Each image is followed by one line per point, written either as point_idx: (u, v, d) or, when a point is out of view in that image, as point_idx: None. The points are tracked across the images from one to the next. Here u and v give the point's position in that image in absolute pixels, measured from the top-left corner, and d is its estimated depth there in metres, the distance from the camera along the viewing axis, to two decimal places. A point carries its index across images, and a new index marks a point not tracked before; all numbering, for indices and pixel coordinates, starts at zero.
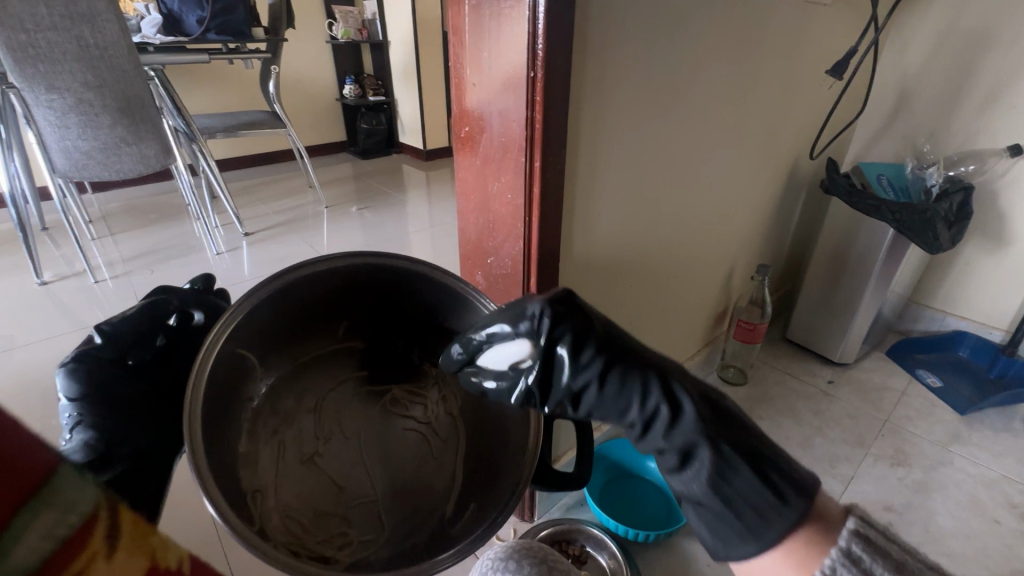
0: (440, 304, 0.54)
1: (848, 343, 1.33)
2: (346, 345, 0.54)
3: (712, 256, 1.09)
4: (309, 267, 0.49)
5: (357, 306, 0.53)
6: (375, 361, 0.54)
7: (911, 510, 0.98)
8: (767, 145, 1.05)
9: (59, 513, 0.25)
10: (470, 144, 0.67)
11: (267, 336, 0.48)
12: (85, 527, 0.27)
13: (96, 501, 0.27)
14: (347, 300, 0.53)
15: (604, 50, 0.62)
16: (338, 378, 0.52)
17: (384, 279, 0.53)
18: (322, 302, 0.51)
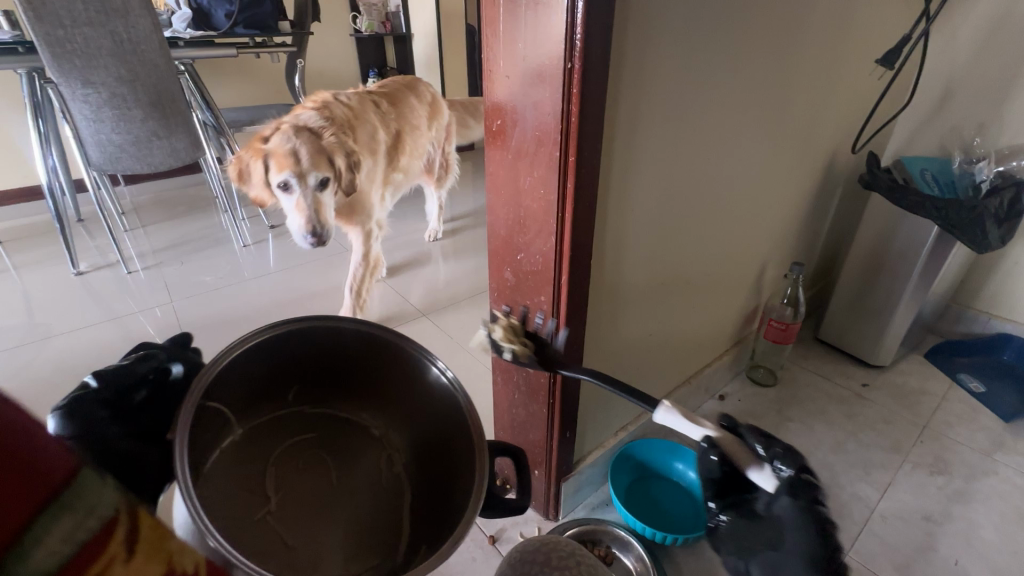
0: (409, 366, 0.55)
1: (884, 345, 1.28)
2: (295, 408, 0.55)
3: (745, 254, 1.06)
4: (274, 328, 0.50)
5: (325, 367, 0.55)
6: (326, 424, 0.55)
7: (951, 519, 0.94)
8: (805, 139, 1.01)
9: (75, 515, 0.23)
10: (501, 138, 0.66)
11: (240, 393, 0.49)
12: (96, 537, 0.23)
13: (112, 506, 0.24)
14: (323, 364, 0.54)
15: (644, 42, 0.60)
16: (291, 435, 0.53)
17: (331, 342, 0.54)
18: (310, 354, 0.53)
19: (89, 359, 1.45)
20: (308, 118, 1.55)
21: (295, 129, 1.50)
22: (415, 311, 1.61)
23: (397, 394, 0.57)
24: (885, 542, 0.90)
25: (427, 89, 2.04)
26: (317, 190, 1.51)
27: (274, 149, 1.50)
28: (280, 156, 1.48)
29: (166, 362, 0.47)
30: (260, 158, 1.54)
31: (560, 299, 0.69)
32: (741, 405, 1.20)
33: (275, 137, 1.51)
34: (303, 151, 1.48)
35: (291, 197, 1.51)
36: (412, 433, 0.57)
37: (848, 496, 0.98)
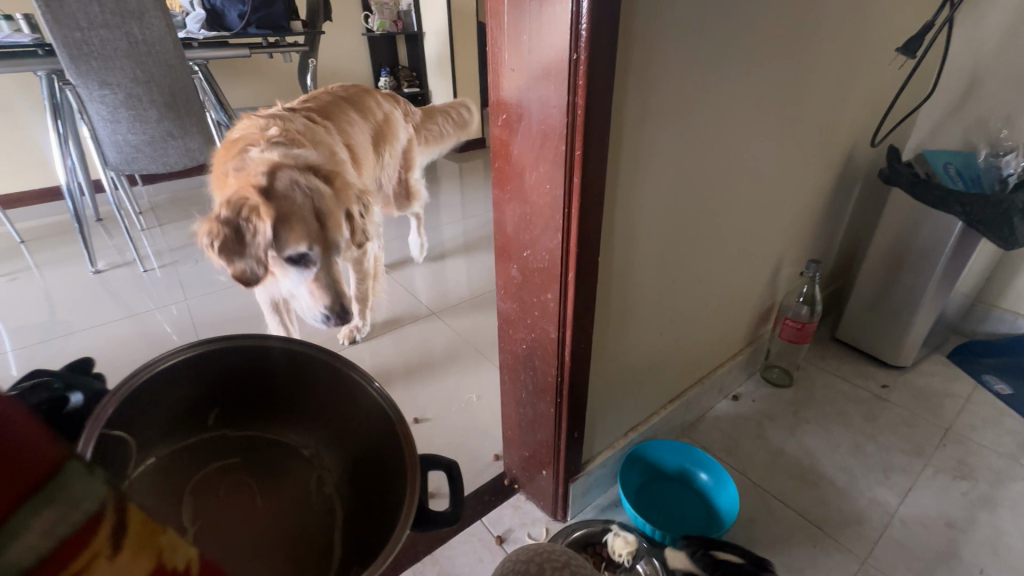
0: (331, 381, 0.65)
1: (905, 345, 1.24)
2: (217, 431, 0.67)
3: (759, 251, 1.03)
4: (185, 352, 0.60)
5: (236, 395, 0.66)
6: (253, 443, 0.68)
7: (975, 526, 0.90)
8: (821, 133, 0.98)
9: (57, 511, 0.21)
10: (506, 134, 0.65)
11: (163, 415, 0.61)
12: (87, 528, 0.23)
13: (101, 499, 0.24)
14: (235, 391, 0.66)
15: (651, 32, 0.58)
16: (220, 457, 0.66)
17: (248, 362, 0.65)
18: (222, 381, 0.65)
19: (105, 357, 1.47)
20: (306, 165, 1.21)
21: (307, 185, 1.16)
22: (425, 309, 1.61)
23: (312, 412, 0.68)
24: (906, 549, 0.87)
25: (364, 100, 1.71)
26: (337, 259, 1.24)
27: (290, 217, 1.12)
28: (300, 227, 1.14)
29: (63, 393, 0.69)
30: (261, 225, 1.12)
31: (566, 297, 0.68)
32: (756, 406, 1.17)
33: (279, 196, 1.12)
34: (326, 201, 1.19)
35: (307, 274, 1.19)
36: (326, 444, 0.68)
37: (866, 501, 0.95)
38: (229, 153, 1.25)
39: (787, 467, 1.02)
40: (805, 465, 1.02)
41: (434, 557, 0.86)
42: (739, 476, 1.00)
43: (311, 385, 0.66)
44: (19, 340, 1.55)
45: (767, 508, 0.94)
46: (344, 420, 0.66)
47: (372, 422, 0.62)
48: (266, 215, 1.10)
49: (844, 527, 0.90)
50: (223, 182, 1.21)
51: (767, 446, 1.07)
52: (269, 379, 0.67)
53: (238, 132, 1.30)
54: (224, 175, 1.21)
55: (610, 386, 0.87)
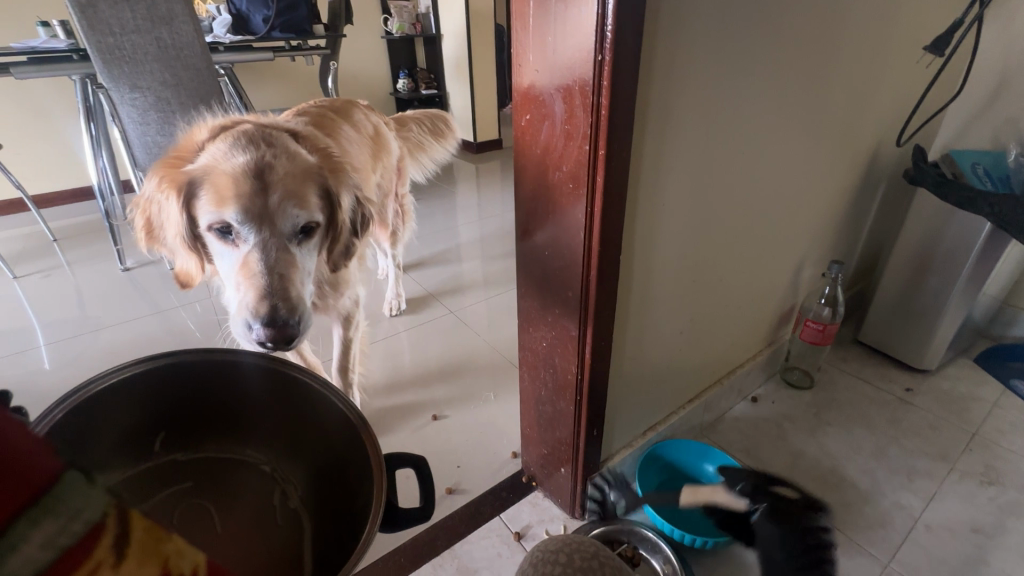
0: (275, 391, 0.67)
1: (931, 348, 1.22)
2: (165, 456, 0.70)
3: (780, 252, 1.03)
4: (122, 373, 0.60)
5: (181, 419, 0.69)
6: (206, 463, 0.72)
7: (1004, 533, 0.89)
8: (846, 132, 0.97)
9: (63, 520, 0.24)
10: (530, 133, 0.66)
11: (108, 442, 0.62)
12: (88, 537, 0.25)
13: (103, 509, 0.26)
14: (181, 410, 0.68)
15: (675, 34, 0.59)
16: (173, 481, 0.70)
17: (188, 380, 0.66)
18: (166, 402, 0.66)
19: (134, 352, 1.52)
20: (262, 125, 1.07)
21: (247, 138, 0.99)
22: (443, 308, 1.62)
23: (261, 427, 0.72)
24: (931, 554, 0.86)
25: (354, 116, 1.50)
26: (290, 243, 0.95)
27: (216, 170, 0.94)
28: (223, 174, 0.93)
29: None
30: (179, 197, 0.98)
31: (588, 295, 0.68)
32: (775, 408, 1.16)
33: (208, 160, 0.97)
34: (274, 164, 0.96)
35: (237, 254, 0.92)
36: (283, 458, 0.73)
37: (890, 505, 0.94)
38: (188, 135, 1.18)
39: (808, 469, 1.01)
40: (826, 467, 1.01)
41: (452, 552, 0.87)
42: None
43: (262, 400, 0.69)
44: (51, 335, 1.61)
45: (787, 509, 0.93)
46: (300, 432, 0.69)
47: (327, 428, 0.65)
48: (177, 187, 0.98)
49: (866, 531, 0.89)
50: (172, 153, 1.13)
51: (787, 448, 1.06)
52: (215, 396, 0.69)
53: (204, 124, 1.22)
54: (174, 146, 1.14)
55: (629, 384, 0.88)
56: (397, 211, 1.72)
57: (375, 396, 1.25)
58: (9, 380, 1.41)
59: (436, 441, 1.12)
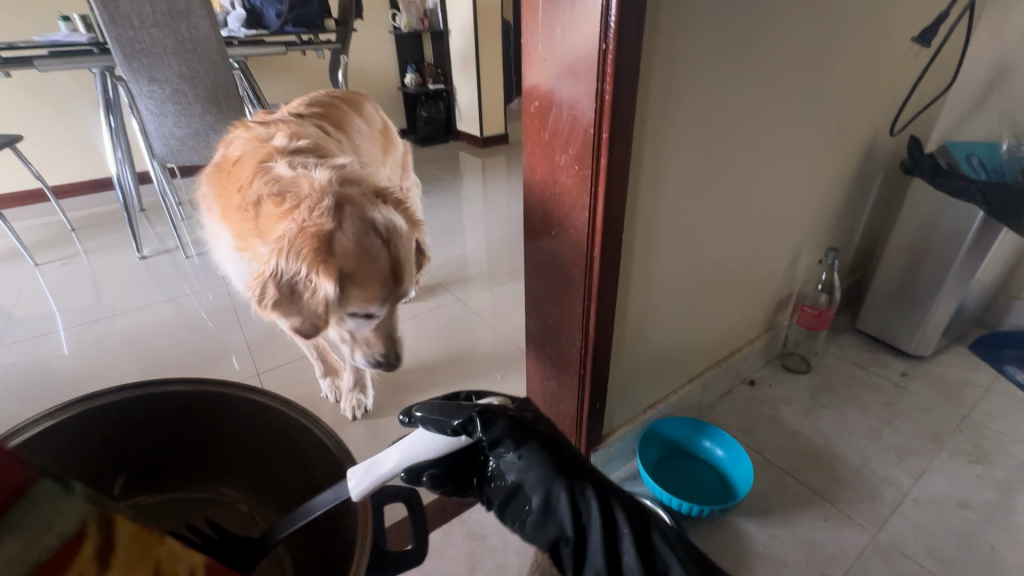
0: (247, 421, 0.72)
1: (924, 334, 1.26)
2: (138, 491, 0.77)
3: (778, 238, 1.07)
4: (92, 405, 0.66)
5: (155, 454, 0.75)
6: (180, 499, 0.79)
7: (990, 508, 0.92)
8: (842, 122, 1.01)
9: (33, 534, 0.30)
10: (538, 119, 0.70)
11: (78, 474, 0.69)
12: (73, 538, 0.33)
13: (82, 515, 0.33)
14: (155, 443, 0.74)
15: (675, 23, 0.63)
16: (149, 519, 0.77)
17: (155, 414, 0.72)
18: (131, 434, 0.72)
19: (151, 336, 1.57)
20: (367, 195, 1.02)
21: (376, 223, 0.97)
22: (451, 295, 1.67)
23: (233, 462, 0.78)
24: (918, 526, 0.90)
25: (367, 109, 1.55)
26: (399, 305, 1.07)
27: (363, 266, 0.93)
28: (376, 271, 0.94)
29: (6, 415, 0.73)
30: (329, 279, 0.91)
31: (592, 273, 0.73)
32: (772, 390, 1.20)
33: (347, 241, 0.93)
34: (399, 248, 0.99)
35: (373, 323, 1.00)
36: (257, 494, 0.79)
37: (879, 481, 0.98)
38: (248, 183, 1.02)
39: (801, 447, 1.05)
40: (820, 446, 1.05)
41: (462, 519, 0.92)
42: (754, 454, 1.04)
43: (229, 429, 0.74)
44: (72, 320, 1.67)
45: (782, 484, 0.97)
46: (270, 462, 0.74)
47: (298, 452, 0.69)
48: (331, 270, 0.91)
49: (856, 504, 0.93)
50: (254, 213, 0.99)
51: (782, 427, 1.10)
52: (181, 427, 0.74)
53: (252, 165, 1.05)
54: (251, 202, 0.99)
55: (631, 362, 0.92)
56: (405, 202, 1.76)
57: (385, 378, 1.30)
58: (31, 362, 1.47)
59: None
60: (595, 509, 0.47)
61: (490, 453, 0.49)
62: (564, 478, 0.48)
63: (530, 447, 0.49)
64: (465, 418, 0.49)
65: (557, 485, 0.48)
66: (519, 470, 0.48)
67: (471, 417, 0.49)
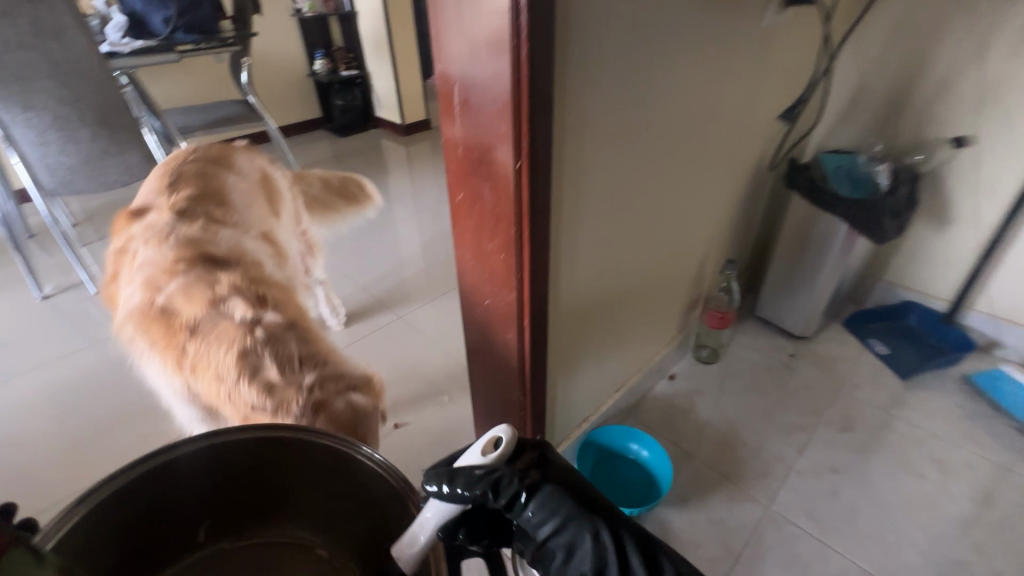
0: (328, 458, 0.54)
1: (807, 319, 1.48)
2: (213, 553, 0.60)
3: (684, 260, 1.20)
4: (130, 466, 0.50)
5: (225, 507, 0.58)
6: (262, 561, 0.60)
7: (853, 470, 1.15)
8: (734, 154, 1.14)
9: None
10: (463, 209, 0.75)
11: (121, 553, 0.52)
12: None
13: None
14: (213, 494, 0.57)
15: (582, 126, 0.71)
16: None
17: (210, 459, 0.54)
18: (168, 508, 0.54)
19: (73, 390, 1.49)
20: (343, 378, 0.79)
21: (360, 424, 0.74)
22: (390, 313, 1.70)
23: (319, 502, 0.58)
24: (800, 493, 1.11)
25: (235, 161, 1.25)
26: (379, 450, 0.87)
27: None
28: None
29: None
30: None
31: (524, 338, 0.82)
32: (688, 383, 1.38)
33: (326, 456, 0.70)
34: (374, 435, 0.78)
35: None
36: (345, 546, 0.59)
37: (773, 458, 1.18)
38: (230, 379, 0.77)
39: (712, 435, 1.23)
40: (727, 432, 1.24)
41: None
42: (673, 447, 1.21)
43: (288, 478, 0.57)
44: None
45: (696, 473, 1.15)
46: (344, 516, 0.58)
47: (377, 495, 0.52)
48: None
49: (754, 482, 1.13)
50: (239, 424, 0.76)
51: (697, 418, 1.28)
52: (227, 486, 0.57)
53: (227, 354, 0.78)
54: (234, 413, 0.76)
55: (563, 391, 1.04)
56: (304, 247, 1.47)
57: None
58: None
59: (400, 451, 1.24)
60: (609, 547, 0.46)
61: (509, 514, 0.47)
62: (572, 514, 0.47)
63: (544, 493, 0.48)
64: (474, 479, 0.47)
65: (575, 527, 0.47)
66: (541, 518, 0.47)
67: (480, 478, 0.47)
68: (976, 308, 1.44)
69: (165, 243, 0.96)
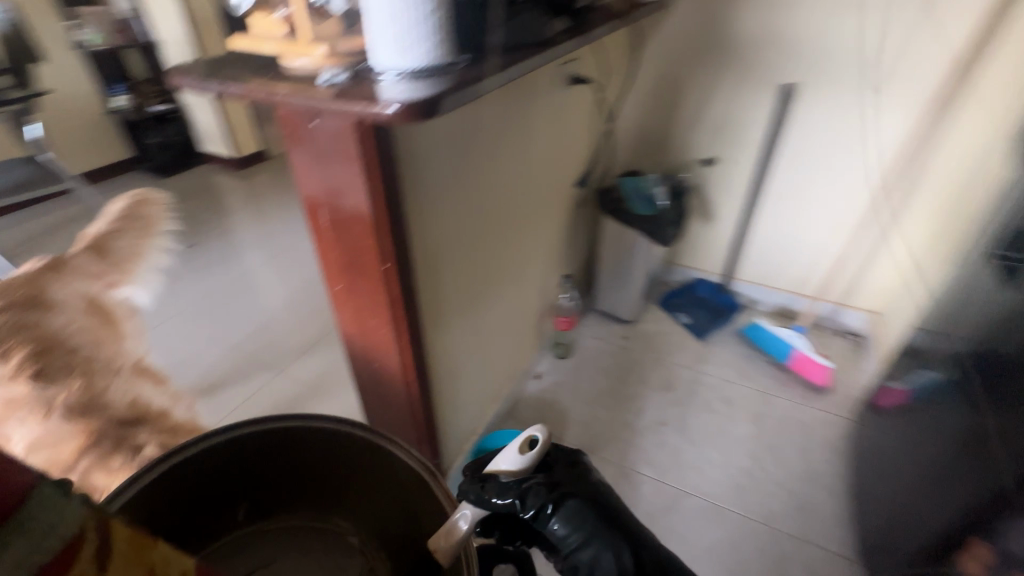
0: (357, 450, 0.67)
1: (631, 307, 1.86)
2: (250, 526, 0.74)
3: (530, 283, 1.46)
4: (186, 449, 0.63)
5: (263, 490, 0.72)
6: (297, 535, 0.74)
7: (674, 420, 1.54)
8: (553, 195, 1.41)
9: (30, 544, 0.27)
10: (342, 296, 0.87)
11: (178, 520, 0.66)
12: (68, 547, 0.29)
13: (80, 520, 0.30)
14: (255, 480, 0.70)
15: (429, 219, 0.88)
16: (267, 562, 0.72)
17: (251, 448, 0.67)
18: (234, 480, 0.69)
19: None
20: None
21: None
22: (268, 370, 1.71)
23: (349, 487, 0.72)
24: (641, 448, 1.45)
25: None
26: None
27: None
28: None
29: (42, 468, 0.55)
30: None
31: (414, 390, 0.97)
32: (551, 379, 1.66)
33: None
34: None
35: None
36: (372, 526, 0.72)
37: (619, 426, 1.52)
38: None
39: (574, 419, 1.53)
40: (584, 413, 1.55)
41: None
42: (546, 437, 1.48)
43: (339, 469, 0.70)
44: None
45: None
46: (384, 503, 0.70)
47: (402, 474, 0.65)
48: None
49: (608, 448, 1.45)
50: None
51: (561, 407, 1.57)
52: (289, 467, 0.71)
53: None
54: None
55: (450, 416, 1.23)
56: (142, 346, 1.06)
57: None
58: None
59: None
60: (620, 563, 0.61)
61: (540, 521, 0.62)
62: (587, 531, 0.62)
63: (567, 507, 0.62)
64: (516, 493, 0.62)
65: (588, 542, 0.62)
66: (566, 528, 0.62)
67: (518, 493, 0.62)
68: (738, 278, 1.93)
69: (52, 420, 0.83)
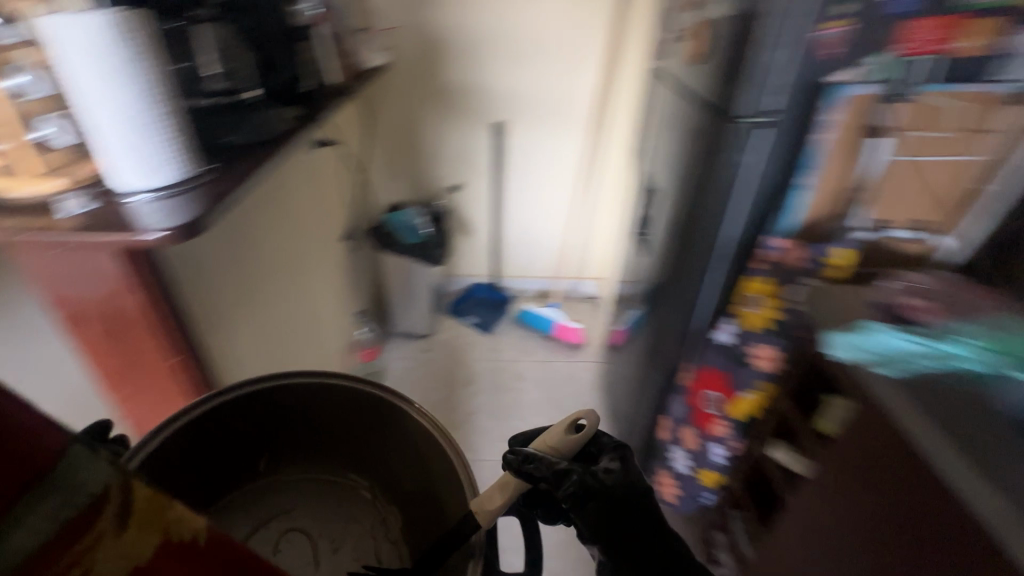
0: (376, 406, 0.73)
1: (424, 323, 2.08)
2: (268, 476, 0.79)
3: (325, 327, 1.55)
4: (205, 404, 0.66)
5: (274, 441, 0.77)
6: (315, 484, 0.80)
7: (483, 406, 1.83)
8: (326, 245, 1.53)
9: (65, 494, 0.28)
10: (130, 399, 0.83)
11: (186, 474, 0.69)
12: (96, 503, 0.29)
13: (104, 480, 0.30)
14: (274, 428, 0.76)
15: (211, 303, 0.92)
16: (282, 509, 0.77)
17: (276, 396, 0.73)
18: (231, 440, 0.73)
19: None
20: None
21: None
22: None
23: (365, 442, 0.78)
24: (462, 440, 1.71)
25: None
26: None
27: None
28: None
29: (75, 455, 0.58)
30: None
31: None
32: None
33: None
34: None
35: None
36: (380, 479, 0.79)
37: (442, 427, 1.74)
38: None
39: None
40: None
41: None
42: None
43: (350, 417, 0.76)
44: None
45: None
46: (391, 449, 0.76)
47: (414, 433, 0.71)
48: None
49: None
50: None
51: None
52: (297, 416, 0.76)
53: None
54: None
55: None
56: None
57: None
58: None
59: None
60: None
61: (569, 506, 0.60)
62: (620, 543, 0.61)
63: (594, 502, 0.60)
64: (547, 474, 0.59)
65: None
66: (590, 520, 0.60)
67: (551, 476, 0.59)
68: (505, 275, 2.31)
69: None
